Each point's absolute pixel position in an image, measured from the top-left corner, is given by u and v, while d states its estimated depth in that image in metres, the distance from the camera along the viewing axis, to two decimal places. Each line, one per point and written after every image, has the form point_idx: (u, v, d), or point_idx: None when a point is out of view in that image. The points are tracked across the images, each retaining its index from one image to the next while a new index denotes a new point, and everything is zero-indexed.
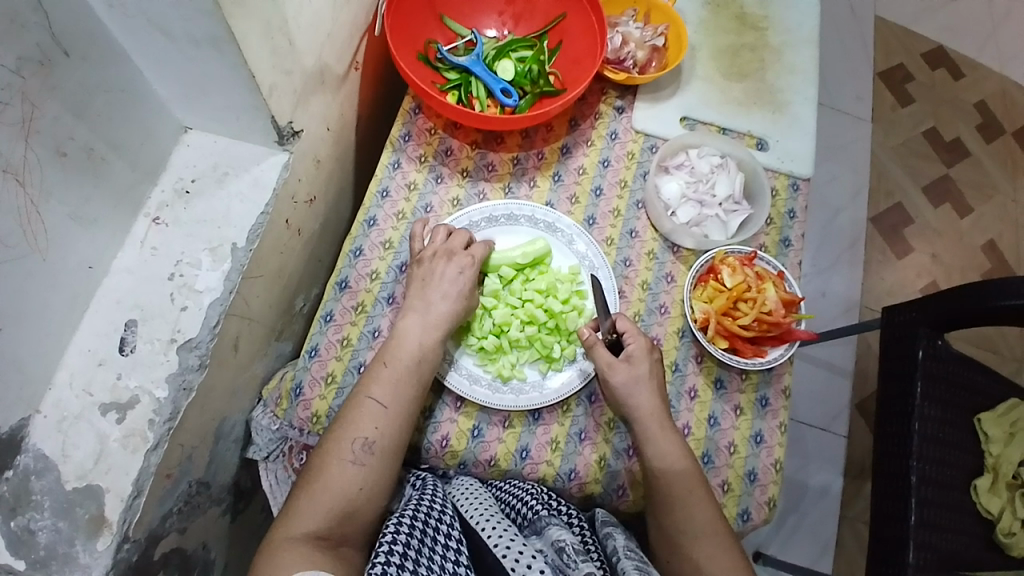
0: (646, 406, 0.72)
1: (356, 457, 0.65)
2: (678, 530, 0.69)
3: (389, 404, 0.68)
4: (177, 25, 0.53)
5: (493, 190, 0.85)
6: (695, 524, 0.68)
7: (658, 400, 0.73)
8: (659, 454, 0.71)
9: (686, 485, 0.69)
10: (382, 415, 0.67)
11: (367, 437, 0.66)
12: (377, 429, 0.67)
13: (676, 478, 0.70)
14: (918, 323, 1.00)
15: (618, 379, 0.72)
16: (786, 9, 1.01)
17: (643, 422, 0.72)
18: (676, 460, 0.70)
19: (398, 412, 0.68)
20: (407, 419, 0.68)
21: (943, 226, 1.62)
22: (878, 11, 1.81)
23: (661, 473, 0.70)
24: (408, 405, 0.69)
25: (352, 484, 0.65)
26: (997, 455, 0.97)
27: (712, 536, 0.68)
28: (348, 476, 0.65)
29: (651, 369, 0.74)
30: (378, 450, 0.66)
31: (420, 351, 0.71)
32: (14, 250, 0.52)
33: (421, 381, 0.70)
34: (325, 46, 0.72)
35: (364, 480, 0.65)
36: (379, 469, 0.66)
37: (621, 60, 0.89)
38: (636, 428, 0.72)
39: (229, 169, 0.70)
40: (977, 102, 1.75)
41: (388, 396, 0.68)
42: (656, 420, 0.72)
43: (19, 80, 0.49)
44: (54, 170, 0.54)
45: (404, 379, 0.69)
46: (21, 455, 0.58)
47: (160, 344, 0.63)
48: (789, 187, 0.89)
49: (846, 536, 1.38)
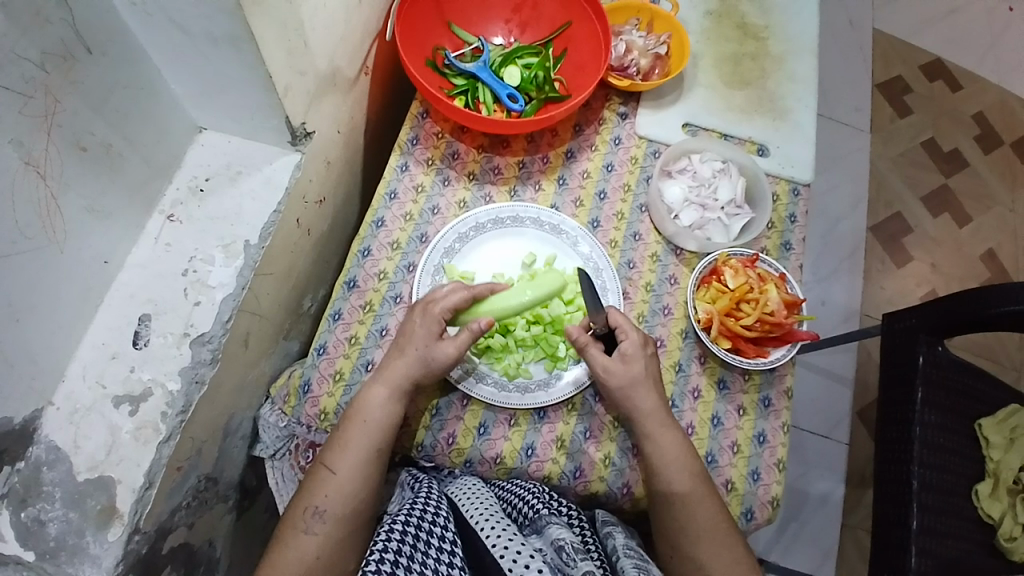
0: (646, 410, 0.72)
1: (309, 526, 0.67)
2: (682, 522, 0.71)
3: (339, 471, 0.68)
4: (197, 24, 0.55)
5: (499, 193, 0.87)
6: (695, 523, 0.70)
7: (655, 399, 0.73)
8: (657, 453, 0.72)
9: (684, 483, 0.71)
10: (332, 482, 0.68)
11: (318, 505, 0.67)
12: (327, 497, 0.67)
13: (678, 473, 0.71)
14: (917, 329, 1.01)
15: (615, 382, 0.72)
16: (786, 19, 1.03)
17: (644, 425, 0.72)
18: (672, 456, 0.72)
19: (349, 479, 0.68)
20: (359, 486, 0.68)
21: (943, 236, 1.64)
22: (877, 24, 1.84)
23: (661, 472, 0.71)
24: (361, 470, 0.68)
25: (307, 553, 0.66)
26: (996, 460, 0.98)
27: (714, 535, 0.70)
28: (304, 546, 0.66)
29: (647, 366, 0.74)
30: (331, 517, 0.67)
31: (376, 417, 0.69)
32: (34, 241, 0.53)
33: (376, 447, 0.69)
34: (338, 49, 0.74)
35: (320, 549, 0.66)
36: (335, 536, 0.67)
37: (625, 66, 0.91)
38: (636, 428, 0.73)
39: (242, 169, 0.71)
40: (975, 113, 1.78)
41: (337, 463, 0.68)
42: (655, 418, 0.73)
43: (42, 74, 0.50)
44: (74, 163, 0.56)
45: (351, 449, 0.68)
46: (33, 446, 0.59)
47: (173, 337, 0.65)
48: (790, 192, 0.91)
49: (847, 544, 1.38)
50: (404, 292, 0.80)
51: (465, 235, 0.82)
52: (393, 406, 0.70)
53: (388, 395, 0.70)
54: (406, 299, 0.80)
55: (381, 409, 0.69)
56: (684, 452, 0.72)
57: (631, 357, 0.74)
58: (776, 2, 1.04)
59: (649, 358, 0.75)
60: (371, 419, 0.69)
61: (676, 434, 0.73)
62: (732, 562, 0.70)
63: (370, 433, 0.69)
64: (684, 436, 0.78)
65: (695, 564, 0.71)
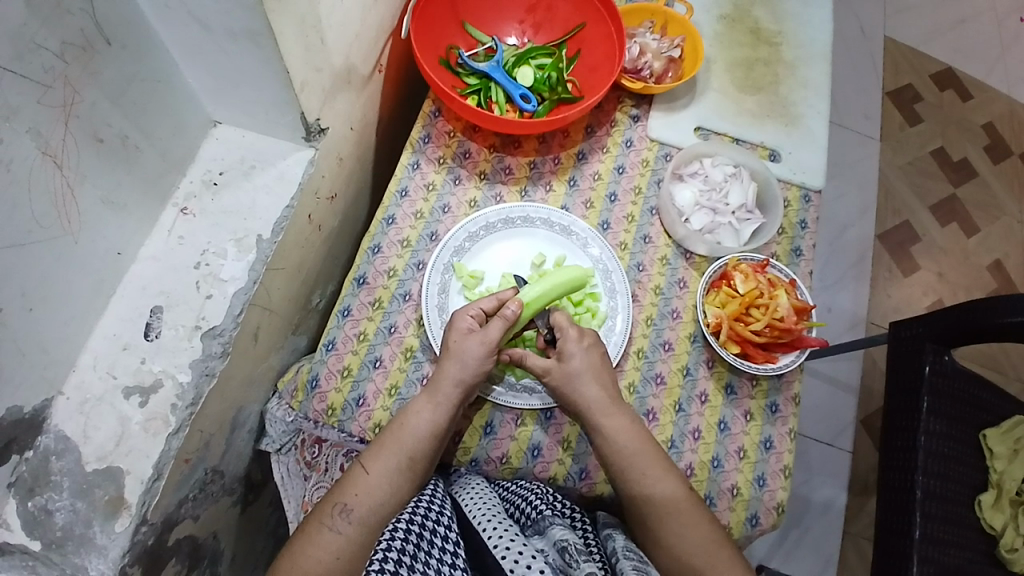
0: (592, 399, 0.72)
1: (334, 524, 0.66)
2: (646, 506, 0.70)
3: (372, 472, 0.68)
4: (216, 18, 0.55)
5: (510, 192, 0.87)
6: (656, 505, 0.69)
7: (598, 387, 0.73)
8: (611, 441, 0.71)
9: (642, 466, 0.70)
10: (364, 483, 0.68)
11: (347, 503, 0.67)
12: (357, 497, 0.67)
13: (633, 458, 0.70)
14: (923, 338, 1.01)
15: (554, 382, 0.73)
16: (799, 25, 1.03)
17: (590, 414, 0.72)
18: (628, 443, 0.71)
19: (382, 480, 0.68)
20: (391, 492, 0.68)
21: (950, 245, 1.63)
22: (888, 32, 1.84)
23: (616, 458, 0.71)
24: (393, 473, 0.68)
25: (327, 553, 0.64)
26: (1001, 471, 0.97)
27: (678, 515, 0.69)
28: (325, 544, 0.65)
29: (587, 359, 0.74)
30: (357, 519, 0.66)
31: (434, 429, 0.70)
32: (48, 231, 0.53)
33: (422, 460, 0.70)
34: (353, 46, 0.74)
35: (340, 550, 0.65)
36: (358, 542, 0.66)
37: (638, 69, 0.91)
38: (584, 420, 0.72)
39: (256, 163, 0.72)
40: (985, 123, 1.77)
41: (372, 464, 0.69)
42: (600, 409, 0.72)
43: (61, 64, 0.51)
44: (90, 154, 0.56)
45: (388, 453, 0.69)
46: (43, 436, 0.59)
47: (184, 330, 0.65)
48: (800, 198, 0.91)
49: (848, 552, 1.38)
50: (413, 289, 0.80)
51: (475, 235, 0.81)
52: (441, 418, 0.70)
53: (437, 408, 0.70)
54: (415, 297, 0.80)
55: (427, 418, 0.70)
56: (638, 436, 0.72)
57: (568, 352, 0.73)
58: (790, 8, 1.04)
59: (589, 350, 0.74)
60: (415, 429, 0.69)
61: (626, 419, 0.73)
62: (703, 542, 0.68)
63: (410, 441, 0.69)
64: (690, 441, 0.78)
65: (667, 551, 0.69)
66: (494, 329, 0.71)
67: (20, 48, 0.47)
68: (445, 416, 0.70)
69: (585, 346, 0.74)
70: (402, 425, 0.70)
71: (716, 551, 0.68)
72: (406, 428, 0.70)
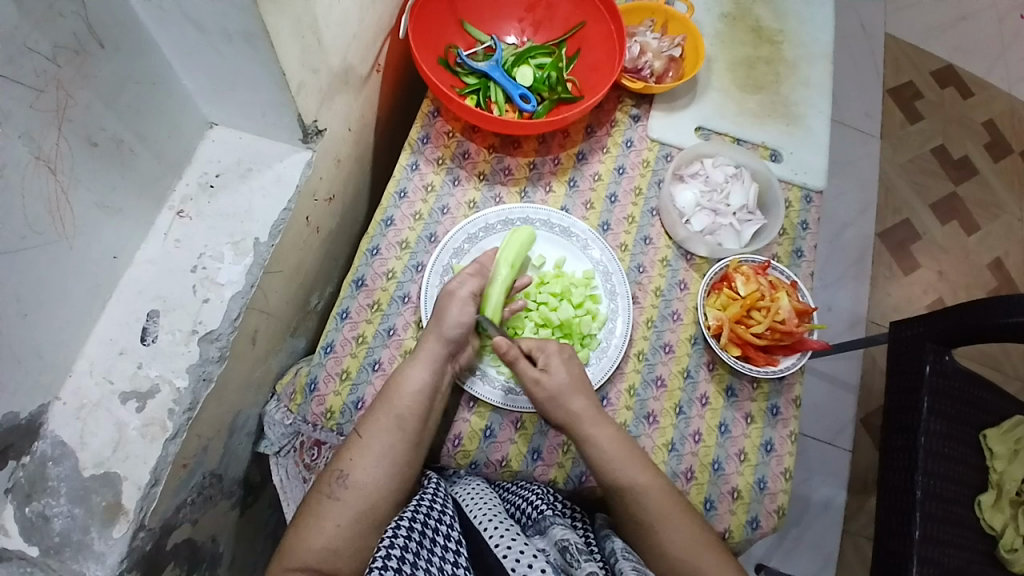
0: (582, 409, 0.72)
1: (333, 492, 0.67)
2: (637, 515, 0.70)
3: (365, 434, 0.69)
4: (212, 20, 0.54)
5: (509, 194, 0.86)
6: (646, 514, 0.69)
7: (586, 399, 0.73)
8: (597, 451, 0.71)
9: (629, 474, 0.70)
10: (358, 446, 0.68)
11: (343, 470, 0.68)
12: (351, 462, 0.68)
13: (619, 467, 0.70)
14: (924, 338, 1.00)
15: (542, 394, 0.71)
16: (800, 24, 1.02)
17: (578, 425, 0.72)
18: (617, 454, 0.71)
19: (373, 443, 0.68)
20: (385, 454, 0.68)
21: (950, 243, 1.63)
22: (890, 30, 1.83)
23: (603, 468, 0.71)
24: (384, 434, 0.68)
25: (329, 521, 0.65)
26: (1000, 471, 0.97)
27: (669, 522, 0.68)
28: (326, 512, 0.66)
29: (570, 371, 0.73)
30: (353, 483, 0.67)
31: (422, 387, 0.70)
32: (43, 236, 0.53)
33: (419, 416, 0.69)
34: (351, 46, 0.73)
35: (340, 518, 0.66)
36: (358, 506, 0.66)
37: (638, 68, 0.90)
38: (572, 431, 0.72)
39: (253, 165, 0.71)
40: (985, 121, 1.77)
41: (364, 427, 0.69)
42: (588, 420, 0.72)
43: (53, 68, 0.50)
44: (85, 158, 0.55)
45: (380, 414, 0.69)
46: (39, 441, 0.58)
47: (181, 335, 0.64)
48: (802, 199, 0.90)
49: (847, 551, 1.38)
50: (412, 292, 0.80)
51: (474, 236, 0.81)
52: (427, 373, 0.70)
53: (425, 367, 0.70)
54: (414, 300, 0.79)
55: (415, 376, 0.70)
56: (627, 445, 0.72)
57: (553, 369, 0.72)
58: (792, 7, 1.03)
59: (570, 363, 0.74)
60: (403, 388, 0.69)
61: (613, 428, 0.72)
62: (695, 548, 0.68)
63: (396, 400, 0.69)
64: (691, 444, 0.78)
65: (661, 557, 0.69)
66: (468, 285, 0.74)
67: (12, 52, 0.46)
68: (433, 374, 0.70)
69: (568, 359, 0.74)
70: (391, 386, 0.70)
71: (710, 557, 0.67)
72: (394, 388, 0.70)
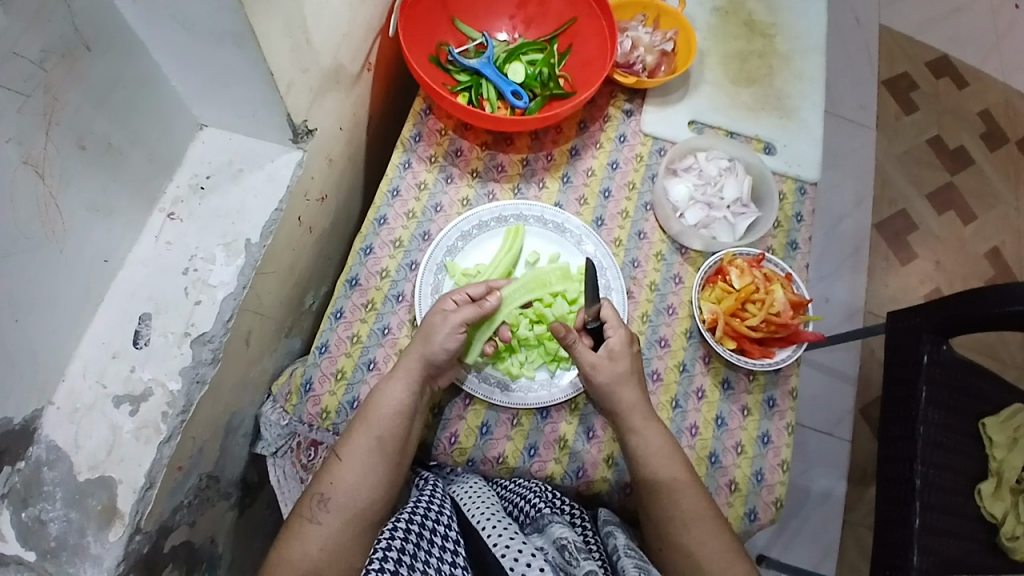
0: (632, 402, 0.72)
1: (314, 515, 0.66)
2: (669, 511, 0.70)
3: (344, 457, 0.68)
4: (200, 21, 0.54)
5: (503, 190, 0.86)
6: (680, 510, 0.70)
7: (638, 392, 0.73)
8: (643, 443, 0.71)
9: (668, 468, 0.71)
10: (337, 469, 0.68)
11: (324, 493, 0.67)
12: (333, 485, 0.68)
13: (661, 462, 0.71)
14: (921, 328, 1.00)
15: (601, 378, 0.72)
16: (792, 16, 1.02)
17: (626, 417, 0.72)
18: (658, 450, 0.71)
19: (353, 465, 0.68)
20: (366, 476, 0.68)
21: (947, 233, 1.63)
22: (884, 20, 1.83)
23: (645, 460, 0.71)
24: (363, 456, 0.68)
25: (311, 543, 0.65)
26: (1000, 460, 0.98)
27: (700, 520, 0.69)
28: (309, 535, 0.65)
29: (633, 363, 0.74)
30: (335, 506, 0.67)
31: (399, 407, 0.69)
32: (35, 240, 0.53)
33: (398, 437, 0.69)
34: (341, 46, 0.73)
35: (324, 540, 0.65)
36: (339, 528, 0.66)
37: (630, 64, 0.89)
38: (621, 422, 0.72)
39: (244, 166, 0.71)
40: (981, 110, 1.76)
41: (343, 450, 0.69)
42: (639, 413, 0.72)
43: (41, 72, 0.50)
44: (75, 162, 0.55)
45: (358, 436, 0.69)
46: (34, 446, 0.58)
47: (174, 336, 0.64)
48: (796, 191, 0.90)
49: (848, 542, 1.38)
50: (406, 290, 0.79)
51: (468, 233, 0.81)
52: (407, 393, 0.69)
53: (403, 386, 0.69)
54: (408, 298, 0.79)
55: (394, 395, 0.69)
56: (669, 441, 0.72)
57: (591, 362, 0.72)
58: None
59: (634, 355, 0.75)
60: (381, 408, 0.69)
61: (658, 423, 0.73)
62: (722, 549, 0.69)
63: (376, 421, 0.69)
64: (688, 437, 0.78)
65: (687, 556, 0.69)
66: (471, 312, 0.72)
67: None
68: (412, 393, 0.70)
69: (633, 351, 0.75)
70: (370, 406, 0.69)
71: (733, 558, 0.69)
72: (374, 407, 0.69)
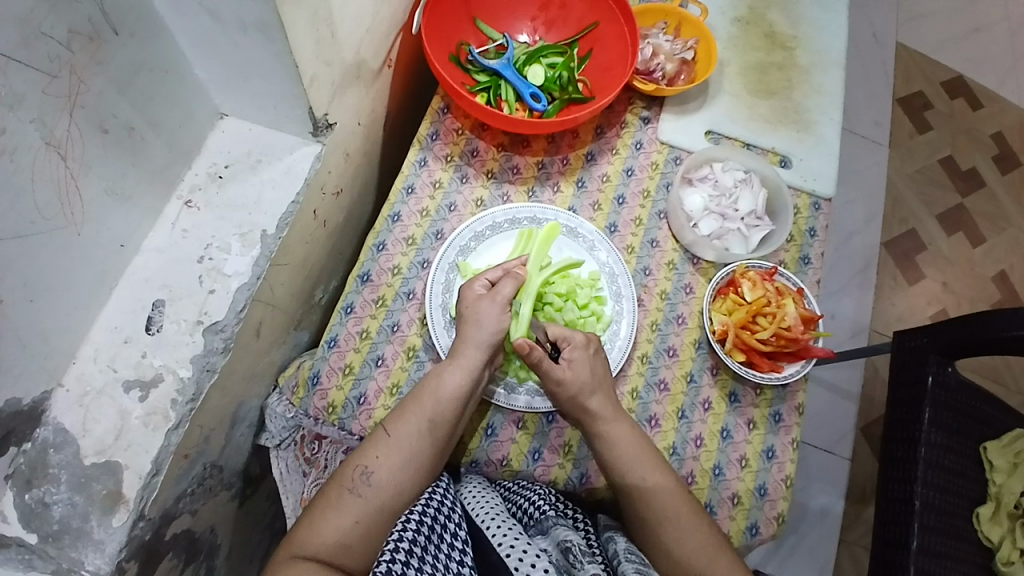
0: (599, 408, 0.71)
1: (354, 487, 0.65)
2: (644, 512, 0.70)
3: (393, 434, 0.68)
4: (229, 10, 0.54)
5: (517, 193, 0.86)
6: (655, 511, 0.69)
7: (603, 397, 0.72)
8: (612, 448, 0.71)
9: (640, 470, 0.70)
10: (384, 445, 0.67)
11: (367, 466, 0.66)
12: (378, 459, 0.67)
13: (631, 465, 0.70)
14: (927, 349, 1.00)
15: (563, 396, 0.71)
16: (813, 30, 1.02)
17: (592, 423, 0.71)
18: (633, 452, 0.71)
19: (401, 443, 0.67)
20: (411, 456, 0.67)
21: (955, 255, 1.63)
22: (901, 38, 1.83)
23: (614, 464, 0.71)
24: (412, 436, 0.68)
25: (346, 517, 0.63)
26: (999, 484, 0.97)
27: (677, 518, 0.68)
28: (344, 508, 0.64)
29: (593, 368, 0.72)
30: (377, 482, 0.66)
31: (460, 393, 0.69)
32: (52, 223, 0.53)
33: (452, 422, 0.69)
34: (365, 40, 0.73)
35: (360, 514, 0.64)
36: (379, 504, 0.65)
37: (650, 71, 0.90)
38: (587, 426, 0.72)
39: (263, 157, 0.71)
40: (994, 133, 1.76)
41: (394, 426, 0.68)
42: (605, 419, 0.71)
43: (68, 54, 0.50)
44: (96, 145, 0.55)
45: (412, 414, 0.68)
46: (42, 428, 0.58)
47: (186, 324, 0.64)
48: (811, 206, 0.90)
49: (844, 560, 1.37)
50: (418, 288, 0.79)
51: (480, 235, 0.81)
52: (464, 381, 0.69)
53: (462, 370, 0.69)
54: (419, 295, 0.79)
55: (453, 381, 0.69)
56: (638, 442, 0.71)
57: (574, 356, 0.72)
58: (807, 13, 1.03)
59: (594, 358, 0.73)
60: (437, 392, 0.69)
61: (626, 425, 0.72)
62: (703, 545, 0.68)
63: (430, 403, 0.68)
64: (693, 448, 0.78)
65: (667, 555, 0.69)
66: (506, 286, 0.73)
67: (26, 36, 0.46)
68: (469, 380, 0.69)
69: (591, 355, 0.73)
70: (426, 388, 0.69)
71: (716, 556, 0.68)
72: (430, 391, 0.69)
